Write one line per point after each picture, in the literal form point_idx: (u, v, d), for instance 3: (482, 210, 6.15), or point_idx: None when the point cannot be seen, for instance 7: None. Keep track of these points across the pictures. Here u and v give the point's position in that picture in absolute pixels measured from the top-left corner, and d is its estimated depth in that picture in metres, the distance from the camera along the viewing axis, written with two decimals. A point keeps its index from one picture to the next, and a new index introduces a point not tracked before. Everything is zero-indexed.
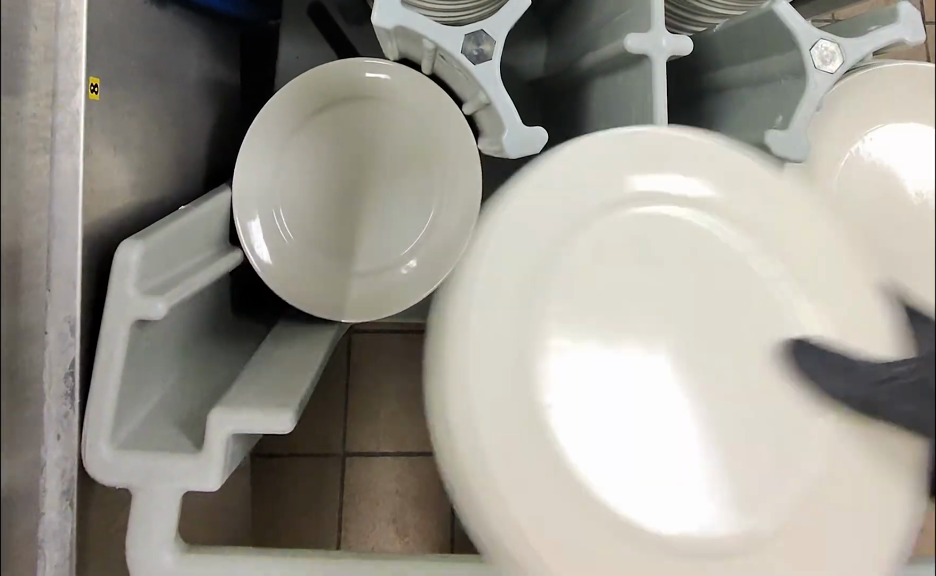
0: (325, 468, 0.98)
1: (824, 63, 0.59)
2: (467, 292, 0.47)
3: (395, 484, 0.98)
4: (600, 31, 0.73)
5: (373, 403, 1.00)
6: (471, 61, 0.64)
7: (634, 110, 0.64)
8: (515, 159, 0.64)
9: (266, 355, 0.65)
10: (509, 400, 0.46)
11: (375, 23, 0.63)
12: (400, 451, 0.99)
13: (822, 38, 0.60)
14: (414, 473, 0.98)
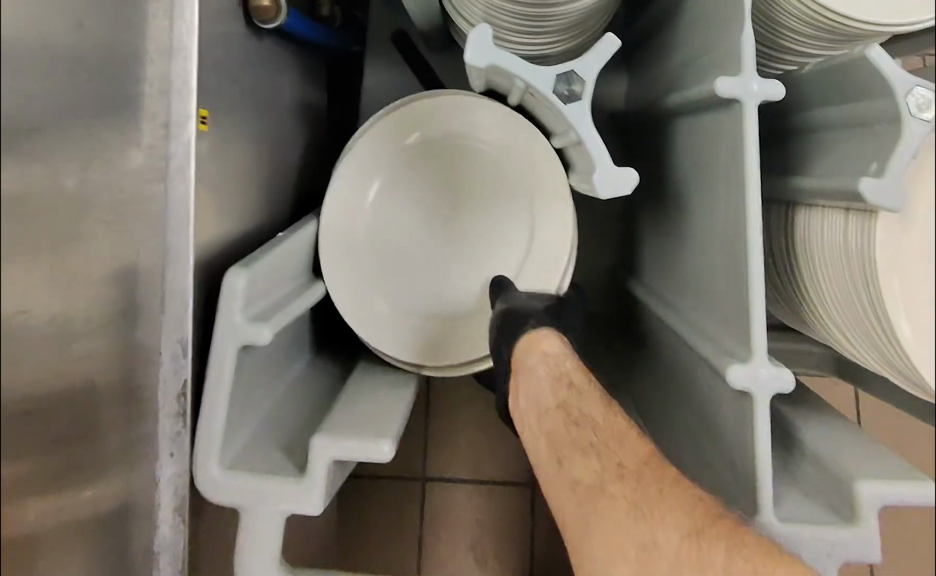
0: (405, 493, 0.95)
1: (920, 110, 0.58)
2: (336, 205, 0.70)
3: (475, 513, 0.94)
4: (690, 69, 0.74)
5: (456, 431, 0.96)
6: (562, 101, 0.66)
7: (723, 152, 0.64)
8: (602, 199, 0.64)
9: (357, 385, 0.66)
10: (355, 273, 0.70)
11: (468, 60, 0.65)
12: (479, 478, 0.95)
13: (919, 85, 0.59)
14: (495, 501, 0.94)
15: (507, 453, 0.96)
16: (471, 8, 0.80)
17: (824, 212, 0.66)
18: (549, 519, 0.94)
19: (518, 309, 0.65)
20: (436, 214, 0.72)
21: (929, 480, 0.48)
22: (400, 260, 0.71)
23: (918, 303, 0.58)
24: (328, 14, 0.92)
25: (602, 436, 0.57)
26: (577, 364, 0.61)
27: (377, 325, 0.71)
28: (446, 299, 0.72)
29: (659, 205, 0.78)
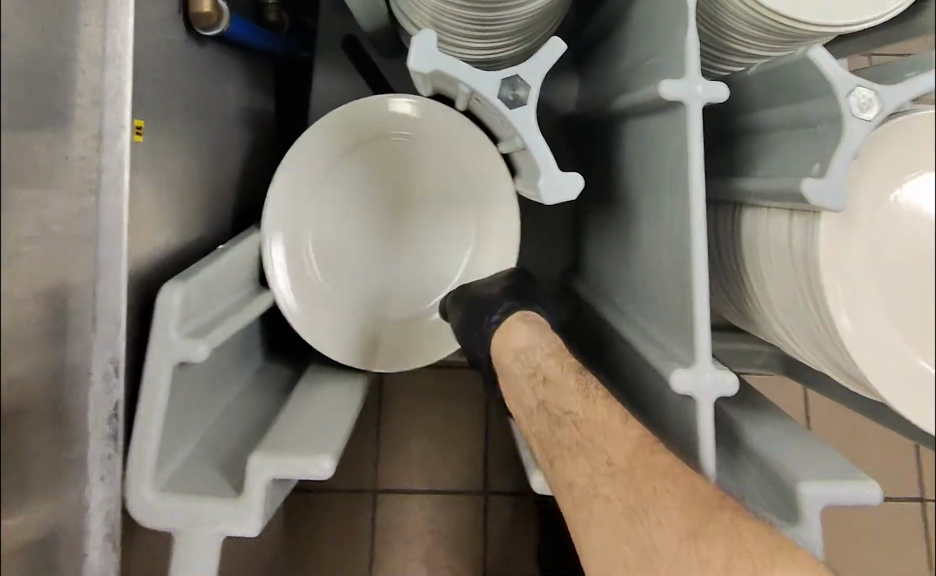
0: (355, 507, 0.93)
1: (862, 110, 0.59)
2: (280, 207, 0.66)
3: (428, 523, 0.93)
4: (639, 72, 0.74)
5: (406, 442, 0.95)
6: (506, 106, 0.66)
7: (669, 154, 0.64)
8: (548, 204, 0.63)
9: (304, 390, 0.65)
10: (303, 280, 0.67)
11: (412, 67, 0.64)
12: (432, 487, 0.94)
13: (859, 84, 0.59)
14: (446, 510, 0.93)
15: (460, 463, 0.95)
16: (419, 14, 0.79)
17: (768, 213, 0.66)
18: (501, 526, 0.93)
19: (488, 306, 0.66)
20: (382, 216, 0.71)
21: (872, 483, 0.49)
22: (348, 257, 0.70)
23: (851, 303, 0.58)
24: (276, 20, 0.91)
25: (587, 431, 0.56)
26: (547, 352, 0.61)
27: (324, 323, 0.68)
28: (396, 301, 0.71)
29: (606, 206, 0.78)
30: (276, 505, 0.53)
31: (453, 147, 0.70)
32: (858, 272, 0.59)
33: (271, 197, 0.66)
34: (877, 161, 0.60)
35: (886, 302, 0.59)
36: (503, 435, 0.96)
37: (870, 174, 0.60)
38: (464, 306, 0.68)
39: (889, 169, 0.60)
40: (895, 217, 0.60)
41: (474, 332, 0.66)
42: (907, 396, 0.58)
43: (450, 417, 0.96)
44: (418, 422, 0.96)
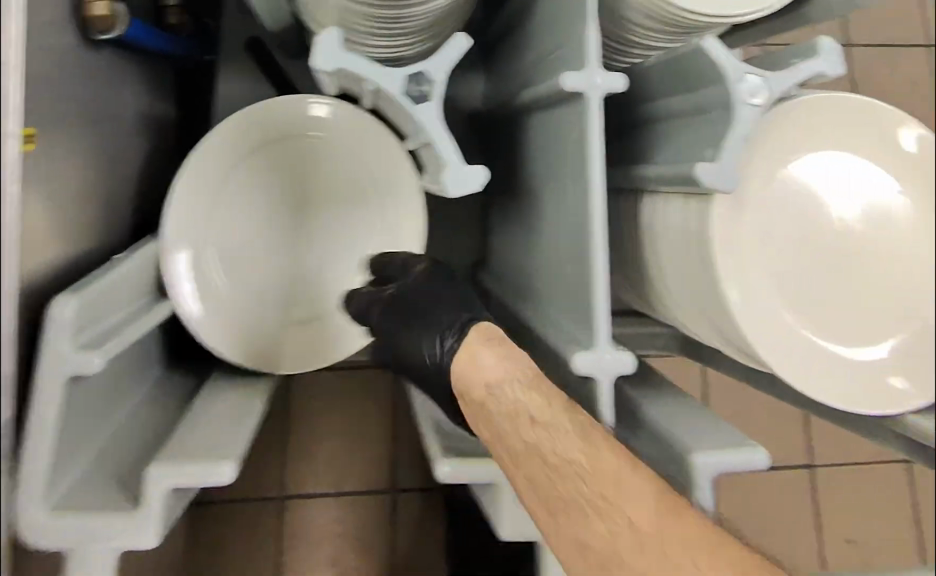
0: (262, 511, 0.92)
1: (750, 96, 0.61)
2: (180, 208, 0.64)
3: (335, 523, 0.92)
4: (542, 65, 0.75)
5: (313, 444, 0.94)
6: (412, 101, 0.66)
7: (569, 145, 0.65)
8: (453, 196, 0.62)
9: (208, 394, 0.63)
10: (207, 285, 0.64)
11: (315, 66, 0.64)
12: (338, 489, 0.93)
13: (748, 71, 0.61)
14: (354, 511, 0.93)
15: (368, 461, 0.94)
16: (325, 13, 0.78)
17: (667, 199, 0.68)
18: (411, 522, 0.93)
19: (427, 335, 0.58)
20: (285, 219, 0.69)
21: (757, 446, 0.51)
22: (253, 259, 0.68)
23: (747, 283, 0.60)
24: (177, 21, 0.89)
25: (597, 484, 0.48)
26: (523, 385, 0.52)
27: (228, 328, 0.65)
28: (304, 306, 0.69)
29: (510, 198, 0.79)
30: (176, 515, 0.52)
31: (356, 148, 0.70)
32: (749, 249, 0.61)
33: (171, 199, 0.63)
34: (768, 145, 0.62)
35: (779, 279, 0.61)
36: (412, 434, 0.95)
37: (763, 158, 0.62)
38: (397, 329, 0.60)
39: (779, 152, 0.63)
40: (783, 197, 0.62)
41: (418, 353, 0.58)
42: (804, 369, 0.60)
43: (358, 418, 0.95)
44: (326, 424, 0.94)
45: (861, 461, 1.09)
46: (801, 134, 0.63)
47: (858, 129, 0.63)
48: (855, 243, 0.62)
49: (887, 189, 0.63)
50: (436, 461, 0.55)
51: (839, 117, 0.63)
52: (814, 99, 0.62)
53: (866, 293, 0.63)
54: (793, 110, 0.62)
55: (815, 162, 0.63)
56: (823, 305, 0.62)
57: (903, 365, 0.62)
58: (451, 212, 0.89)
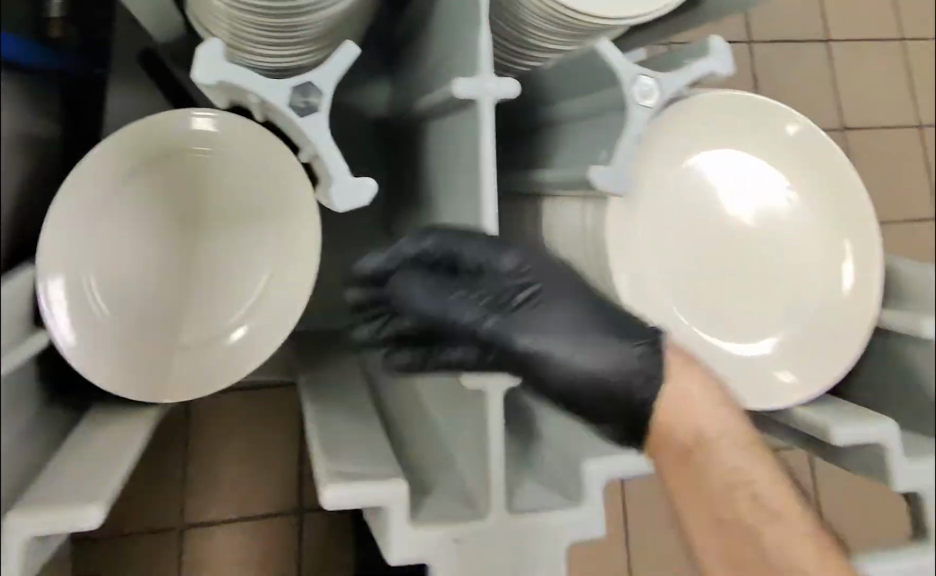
0: (155, 548, 0.85)
1: (643, 98, 0.60)
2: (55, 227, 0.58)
3: (239, 554, 0.87)
4: (440, 71, 0.73)
5: (210, 468, 0.89)
6: (298, 114, 0.63)
7: (463, 151, 0.64)
8: (342, 211, 0.61)
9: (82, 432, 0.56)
10: (83, 312, 0.58)
11: (196, 77, 0.60)
12: (238, 515, 0.88)
13: (642, 73, 0.60)
14: (257, 538, 0.88)
15: (273, 486, 0.90)
16: (213, 22, 0.75)
17: (566, 202, 0.67)
18: (322, 545, 0.90)
19: (580, 348, 0.52)
20: (173, 240, 0.63)
21: None
22: (138, 286, 0.61)
23: (639, 285, 0.60)
24: (59, 35, 0.79)
25: (782, 526, 0.53)
26: (730, 433, 0.54)
27: (113, 362, 0.59)
28: (193, 335, 0.62)
29: (412, 208, 0.77)
30: (36, 562, 0.48)
31: (249, 165, 0.65)
32: (643, 247, 0.61)
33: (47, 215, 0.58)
34: (660, 146, 0.63)
35: (670, 280, 0.61)
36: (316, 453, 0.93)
37: (654, 160, 0.62)
38: (542, 334, 0.51)
39: (669, 154, 0.63)
40: (673, 197, 0.62)
41: (614, 369, 0.52)
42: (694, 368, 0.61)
43: (258, 440, 0.90)
44: (224, 447, 0.89)
45: None
46: (690, 134, 0.63)
47: (745, 128, 0.64)
48: (744, 241, 0.63)
49: (774, 186, 0.64)
50: (321, 485, 0.46)
51: (727, 116, 0.63)
52: (706, 99, 0.62)
53: (758, 290, 0.63)
54: (683, 111, 0.62)
55: (704, 162, 0.63)
56: (712, 304, 0.62)
57: (796, 360, 0.63)
58: (354, 223, 0.86)
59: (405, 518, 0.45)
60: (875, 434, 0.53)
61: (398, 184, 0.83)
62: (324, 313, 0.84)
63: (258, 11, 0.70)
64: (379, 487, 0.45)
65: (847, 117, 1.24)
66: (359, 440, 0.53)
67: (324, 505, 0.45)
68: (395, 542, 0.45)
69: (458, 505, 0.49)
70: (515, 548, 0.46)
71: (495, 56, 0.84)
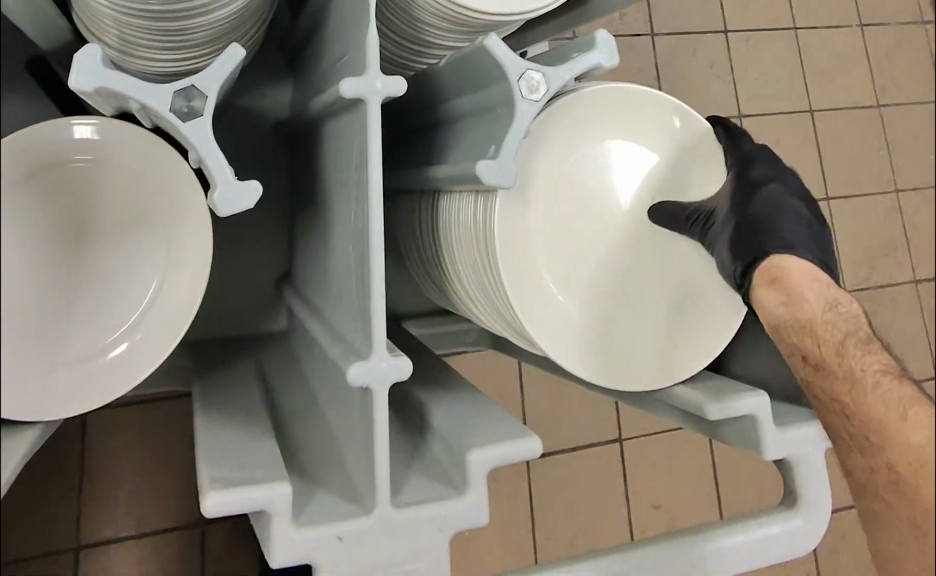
0: (55, 566, 0.91)
1: (530, 92, 0.60)
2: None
3: (138, 569, 0.94)
4: (334, 71, 0.73)
5: (111, 488, 0.94)
6: (180, 118, 0.61)
7: (354, 151, 0.64)
8: (224, 216, 0.61)
9: None
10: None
11: (74, 84, 0.58)
12: (142, 531, 0.94)
13: (530, 68, 0.60)
14: (160, 550, 0.95)
15: (172, 498, 0.96)
16: (100, 26, 0.73)
17: (458, 197, 0.68)
18: (227, 547, 0.97)
19: (782, 208, 0.65)
20: (68, 249, 0.60)
21: (533, 436, 0.52)
22: (29, 305, 0.56)
23: (531, 275, 0.62)
24: None
25: (833, 333, 0.62)
26: (816, 282, 0.64)
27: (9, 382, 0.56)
28: (82, 345, 0.61)
29: (309, 209, 0.77)
30: None
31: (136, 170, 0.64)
32: (528, 238, 0.62)
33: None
34: (557, 138, 0.63)
35: (561, 270, 0.63)
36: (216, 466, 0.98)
37: (549, 152, 0.63)
38: (779, 201, 0.65)
39: (565, 147, 0.64)
40: (567, 190, 0.64)
41: (784, 225, 0.65)
42: (580, 354, 0.63)
43: (159, 457, 0.96)
44: (123, 465, 0.95)
45: (635, 437, 1.25)
46: (584, 127, 0.64)
47: (637, 121, 0.66)
48: (632, 231, 0.65)
49: (665, 177, 0.67)
50: (203, 496, 0.46)
51: (619, 109, 0.65)
52: (601, 91, 0.64)
53: (644, 275, 0.66)
54: (575, 104, 0.63)
55: (598, 155, 0.65)
56: (603, 294, 0.64)
57: (674, 342, 0.66)
58: (253, 226, 0.86)
59: (288, 518, 0.46)
60: (746, 407, 0.57)
61: (296, 185, 0.83)
62: (225, 319, 0.85)
63: (145, 14, 0.68)
64: (261, 491, 0.45)
65: (739, 106, 1.30)
66: (245, 444, 0.53)
67: (207, 514, 0.45)
68: (278, 544, 0.45)
69: (344, 502, 0.49)
70: (399, 540, 0.48)
71: (393, 53, 0.85)
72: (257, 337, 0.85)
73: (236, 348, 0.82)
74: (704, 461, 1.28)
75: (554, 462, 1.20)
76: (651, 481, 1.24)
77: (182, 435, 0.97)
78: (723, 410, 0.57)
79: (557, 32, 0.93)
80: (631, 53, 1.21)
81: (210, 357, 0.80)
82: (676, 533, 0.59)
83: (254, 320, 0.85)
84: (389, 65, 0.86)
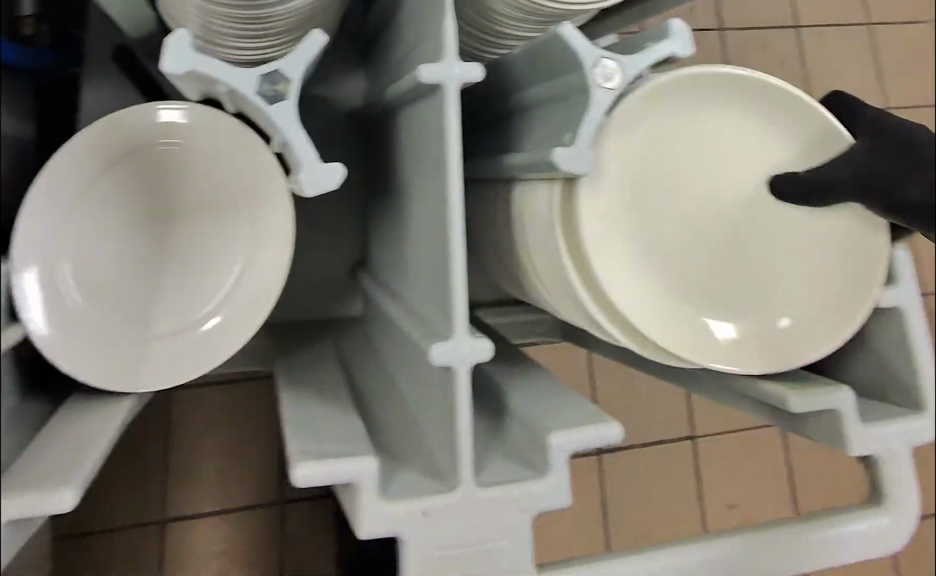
0: (144, 538, 0.94)
1: (605, 80, 0.58)
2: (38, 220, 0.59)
3: (222, 544, 0.96)
4: (408, 59, 0.74)
5: (195, 464, 0.97)
6: (266, 102, 0.62)
7: (432, 137, 0.64)
8: (309, 196, 0.62)
9: (60, 423, 0.56)
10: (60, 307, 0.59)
11: (165, 69, 0.60)
12: (225, 507, 0.97)
13: (606, 56, 0.58)
14: (242, 527, 0.97)
15: (251, 476, 0.98)
16: (186, 16, 0.75)
17: (531, 182, 0.68)
18: (304, 526, 0.98)
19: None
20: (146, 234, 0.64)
21: (612, 421, 0.51)
22: (108, 269, 0.62)
23: (621, 259, 0.59)
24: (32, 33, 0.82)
25: None
26: None
27: (95, 354, 0.60)
28: (170, 320, 0.63)
29: (383, 197, 0.78)
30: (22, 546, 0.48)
31: (216, 150, 0.65)
32: (610, 238, 0.59)
33: (41, 212, 0.59)
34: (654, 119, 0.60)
35: (651, 255, 0.60)
36: None
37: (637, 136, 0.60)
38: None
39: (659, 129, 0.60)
40: (659, 172, 0.60)
41: None
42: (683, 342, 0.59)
43: (244, 436, 0.98)
44: (210, 443, 0.97)
45: (708, 432, 1.23)
46: (679, 111, 0.60)
47: (741, 104, 0.61)
48: (733, 216, 0.60)
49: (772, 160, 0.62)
50: (292, 468, 0.47)
51: (721, 92, 0.61)
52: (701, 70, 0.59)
53: (753, 262, 0.61)
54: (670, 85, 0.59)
55: (696, 138, 0.61)
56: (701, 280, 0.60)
57: (785, 337, 0.60)
58: (328, 214, 0.88)
59: (375, 492, 0.46)
60: (829, 400, 0.56)
61: (369, 174, 0.84)
62: (301, 304, 0.87)
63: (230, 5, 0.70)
64: (349, 463, 0.46)
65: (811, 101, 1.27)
66: (331, 420, 0.54)
67: (296, 484, 0.46)
68: (366, 516, 0.46)
69: (427, 479, 0.50)
70: (481, 519, 0.48)
71: (466, 45, 0.85)
72: (332, 321, 0.86)
73: (311, 331, 0.84)
74: (779, 458, 1.26)
75: (625, 456, 1.19)
76: (720, 481, 1.22)
77: (267, 416, 0.99)
78: (808, 402, 0.56)
79: (630, 24, 0.91)
80: (701, 47, 1.19)
81: (290, 341, 0.82)
82: (758, 526, 0.58)
83: (328, 305, 0.87)
84: (461, 57, 0.86)
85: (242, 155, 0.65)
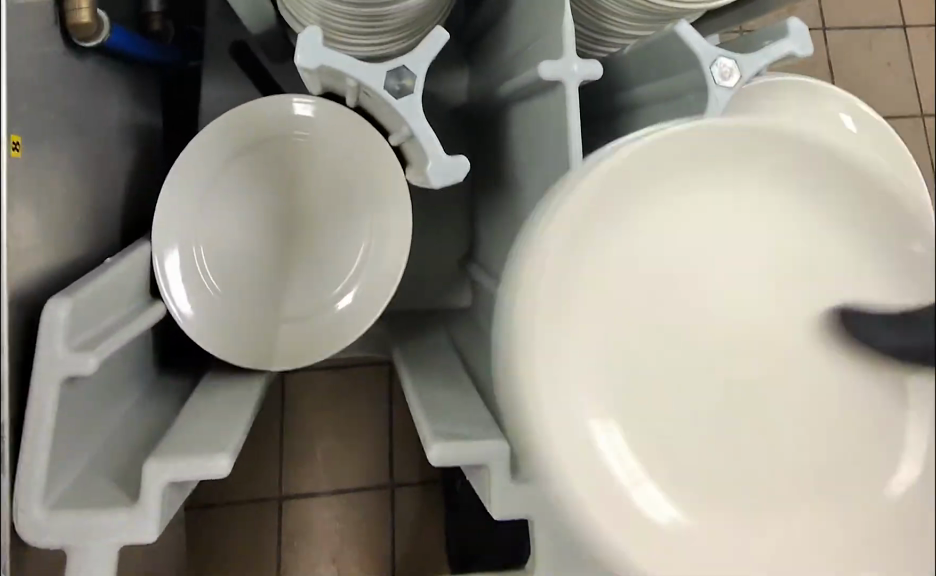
0: (262, 512, 0.99)
1: (723, 78, 0.60)
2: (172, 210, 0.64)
3: (335, 523, 0.99)
4: (519, 56, 0.75)
5: (308, 445, 1.01)
6: (393, 96, 0.65)
7: (550, 133, 0.65)
8: (438, 186, 0.65)
9: (195, 399, 0.60)
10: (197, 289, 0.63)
11: (297, 64, 0.61)
12: (338, 488, 1.00)
13: (723, 54, 0.59)
14: (353, 507, 1.00)
15: (356, 460, 1.01)
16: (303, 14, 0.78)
17: None
18: (411, 509, 1.01)
19: None
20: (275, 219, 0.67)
21: None
22: (239, 253, 0.66)
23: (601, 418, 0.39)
24: (160, 29, 0.87)
25: None
26: None
27: (231, 333, 0.64)
28: (297, 303, 0.66)
29: (493, 192, 0.80)
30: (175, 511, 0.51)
31: (340, 138, 0.67)
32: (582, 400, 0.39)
33: (177, 203, 0.64)
34: (561, 226, 0.39)
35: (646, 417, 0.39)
36: (406, 430, 1.03)
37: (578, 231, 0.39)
38: None
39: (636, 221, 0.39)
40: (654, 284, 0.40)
41: None
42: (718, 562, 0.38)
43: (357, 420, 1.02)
44: (323, 425, 1.01)
45: None
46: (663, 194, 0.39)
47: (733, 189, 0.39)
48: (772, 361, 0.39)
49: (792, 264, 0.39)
50: (426, 448, 0.50)
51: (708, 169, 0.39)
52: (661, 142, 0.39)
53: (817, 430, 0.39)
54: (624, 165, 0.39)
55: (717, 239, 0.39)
56: (751, 469, 0.39)
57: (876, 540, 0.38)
58: (434, 208, 0.90)
59: (506, 475, 0.48)
60: None
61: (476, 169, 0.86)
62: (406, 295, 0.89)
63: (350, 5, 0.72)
64: (482, 445, 0.48)
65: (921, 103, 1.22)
66: (460, 407, 0.56)
67: (430, 463, 0.48)
68: (498, 497, 0.48)
69: None
70: None
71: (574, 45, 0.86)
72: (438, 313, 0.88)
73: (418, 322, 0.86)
74: None
75: None
76: None
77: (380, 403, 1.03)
78: None
79: (737, 24, 0.90)
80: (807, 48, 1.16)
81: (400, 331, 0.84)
82: None
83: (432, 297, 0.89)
84: None
85: (362, 144, 0.67)
